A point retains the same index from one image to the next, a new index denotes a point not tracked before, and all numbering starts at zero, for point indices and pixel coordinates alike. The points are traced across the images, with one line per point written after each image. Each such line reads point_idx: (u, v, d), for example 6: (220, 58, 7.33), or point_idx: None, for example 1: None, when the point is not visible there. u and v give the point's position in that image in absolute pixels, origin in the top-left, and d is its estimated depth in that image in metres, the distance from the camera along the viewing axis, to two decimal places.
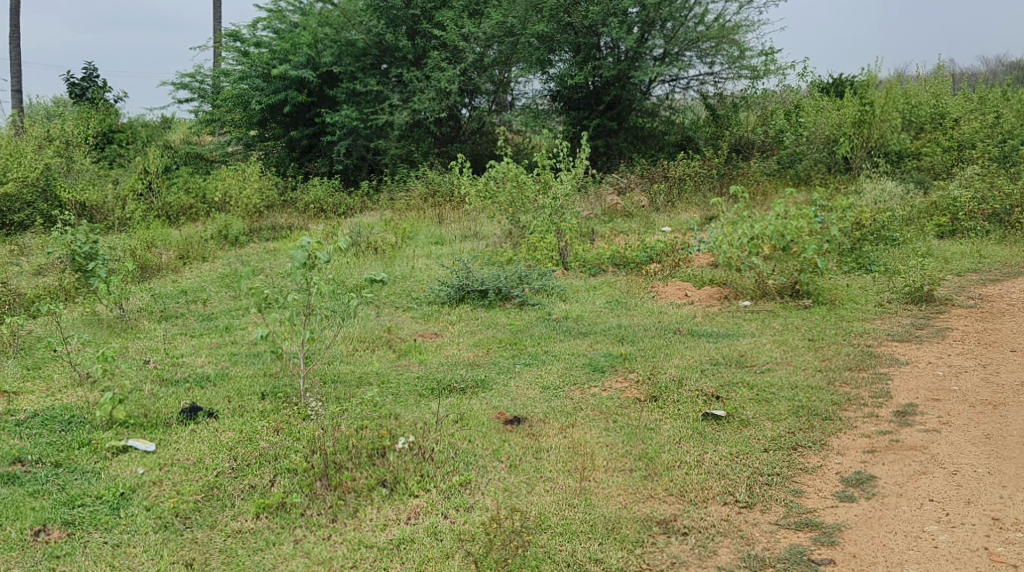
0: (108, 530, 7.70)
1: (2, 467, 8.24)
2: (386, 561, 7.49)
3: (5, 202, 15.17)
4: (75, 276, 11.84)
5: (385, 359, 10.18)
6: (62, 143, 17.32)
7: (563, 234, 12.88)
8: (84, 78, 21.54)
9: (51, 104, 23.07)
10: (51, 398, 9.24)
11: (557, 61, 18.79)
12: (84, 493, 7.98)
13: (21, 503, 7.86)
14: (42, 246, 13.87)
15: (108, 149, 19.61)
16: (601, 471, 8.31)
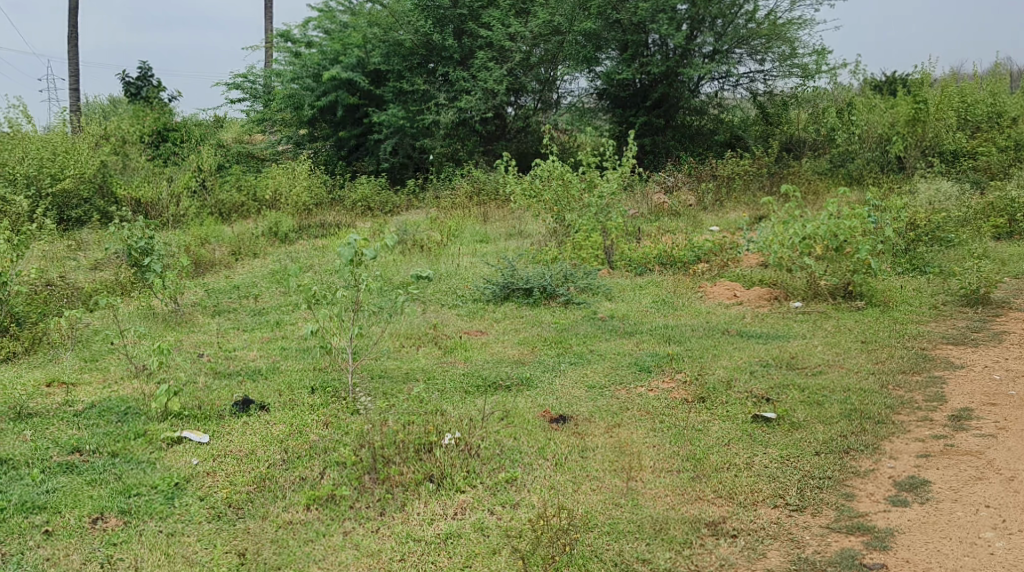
0: (162, 519, 7.75)
1: (60, 456, 8.32)
2: (434, 555, 7.48)
3: (63, 198, 15.42)
4: (131, 271, 11.99)
5: (431, 356, 10.20)
6: (118, 140, 17.53)
7: (609, 234, 12.84)
8: (139, 77, 21.81)
9: (106, 103, 23.32)
10: (108, 389, 9.33)
11: (604, 59, 18.61)
12: (140, 482, 8.05)
13: (80, 491, 7.94)
14: (99, 242, 14.04)
15: (161, 146, 19.81)
16: (647, 471, 8.26)
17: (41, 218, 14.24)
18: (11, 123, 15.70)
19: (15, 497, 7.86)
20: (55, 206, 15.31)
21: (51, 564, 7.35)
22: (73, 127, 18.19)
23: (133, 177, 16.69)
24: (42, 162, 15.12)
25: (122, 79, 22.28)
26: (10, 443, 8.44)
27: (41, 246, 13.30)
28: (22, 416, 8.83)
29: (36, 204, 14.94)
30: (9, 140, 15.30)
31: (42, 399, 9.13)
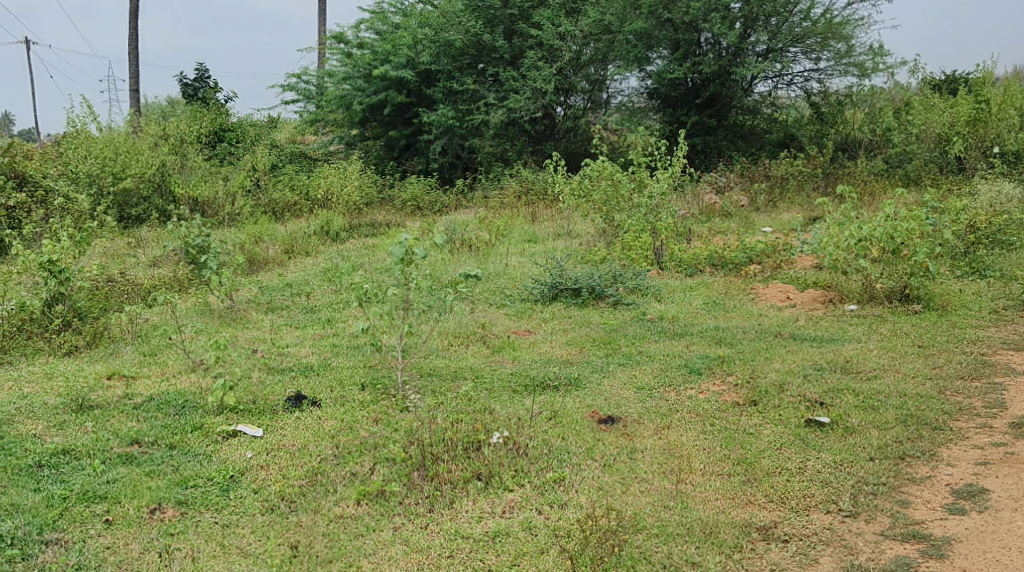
0: (218, 510, 7.82)
1: (120, 447, 8.38)
2: (482, 553, 7.51)
3: (123, 198, 15.62)
4: (189, 268, 12.10)
5: (479, 355, 10.16)
6: (177, 140, 17.73)
7: (659, 234, 12.67)
8: (197, 79, 22.04)
9: (165, 105, 23.56)
10: (166, 382, 9.39)
11: (655, 58, 18.30)
12: (196, 474, 8.11)
13: (138, 482, 8.00)
14: (157, 240, 14.17)
15: (218, 146, 19.99)
16: (697, 475, 8.17)
17: (101, 215, 14.40)
18: (73, 122, 15.88)
19: (76, 487, 7.94)
20: (115, 204, 15.48)
21: (111, 553, 7.44)
22: (133, 127, 18.40)
23: (191, 176, 16.91)
24: (103, 162, 15.30)
25: (180, 81, 22.49)
26: (71, 434, 8.52)
27: (102, 243, 13.45)
28: (84, 408, 8.91)
29: (98, 202, 15.12)
30: (72, 139, 15.48)
31: (103, 391, 9.20)
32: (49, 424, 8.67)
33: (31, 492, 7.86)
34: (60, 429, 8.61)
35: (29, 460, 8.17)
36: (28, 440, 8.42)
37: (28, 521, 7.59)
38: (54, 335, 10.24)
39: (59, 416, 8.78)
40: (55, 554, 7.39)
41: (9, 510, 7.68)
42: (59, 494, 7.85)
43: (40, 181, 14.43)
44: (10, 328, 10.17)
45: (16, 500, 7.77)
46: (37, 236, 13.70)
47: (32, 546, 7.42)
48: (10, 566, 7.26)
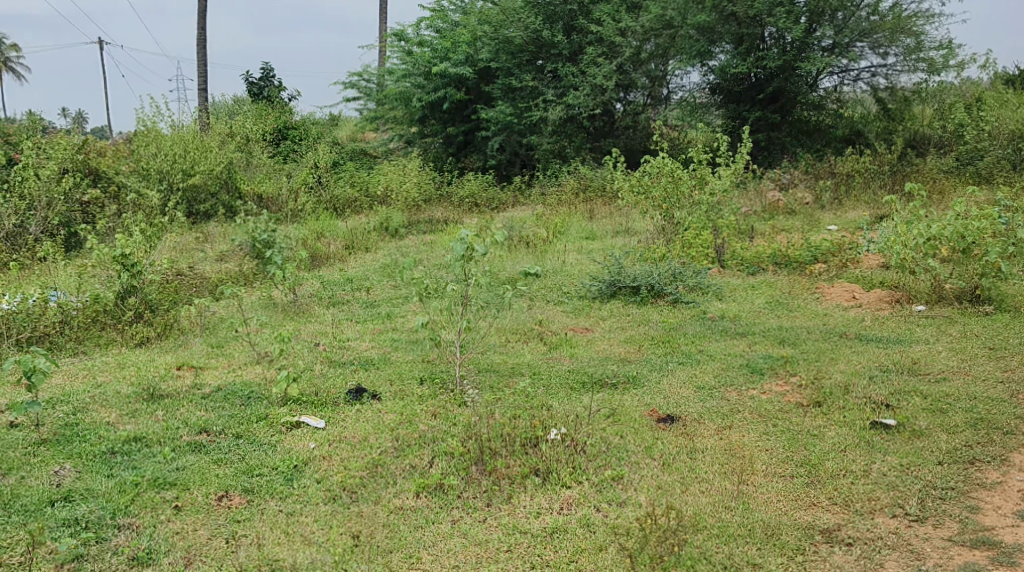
0: (283, 499, 7.87)
1: (189, 436, 8.47)
2: (540, 548, 7.49)
3: (192, 193, 15.77)
4: (253, 262, 12.20)
5: (537, 351, 10.12)
6: (243, 139, 18.10)
7: (720, 232, 12.63)
8: (262, 77, 22.33)
9: (231, 104, 23.86)
10: (233, 374, 9.47)
11: (718, 53, 18.02)
12: (262, 463, 8.18)
13: (207, 470, 8.09)
14: (224, 235, 14.32)
15: (282, 144, 20.17)
16: (759, 475, 8.07)
17: (170, 210, 14.58)
18: (144, 121, 16.07)
19: (147, 473, 8.02)
20: (185, 200, 15.68)
21: (180, 538, 7.51)
22: (199, 123, 18.65)
23: (256, 174, 17.17)
24: (174, 158, 15.44)
25: (245, 79, 22.79)
26: (143, 422, 8.60)
27: (172, 238, 13.63)
28: (155, 397, 9.00)
29: (168, 198, 15.32)
30: (143, 137, 15.64)
31: (173, 381, 9.30)
32: (122, 412, 8.76)
33: (104, 477, 7.95)
34: (133, 417, 8.70)
35: (102, 447, 8.26)
36: (102, 427, 8.51)
37: (101, 505, 7.69)
38: (126, 326, 10.37)
39: (132, 404, 8.87)
40: (127, 538, 7.48)
41: (83, 495, 7.78)
42: (131, 479, 7.93)
43: (112, 178, 15.09)
44: (85, 319, 10.31)
45: (90, 484, 7.86)
46: (109, 231, 13.89)
47: (106, 530, 7.51)
48: (85, 549, 7.35)
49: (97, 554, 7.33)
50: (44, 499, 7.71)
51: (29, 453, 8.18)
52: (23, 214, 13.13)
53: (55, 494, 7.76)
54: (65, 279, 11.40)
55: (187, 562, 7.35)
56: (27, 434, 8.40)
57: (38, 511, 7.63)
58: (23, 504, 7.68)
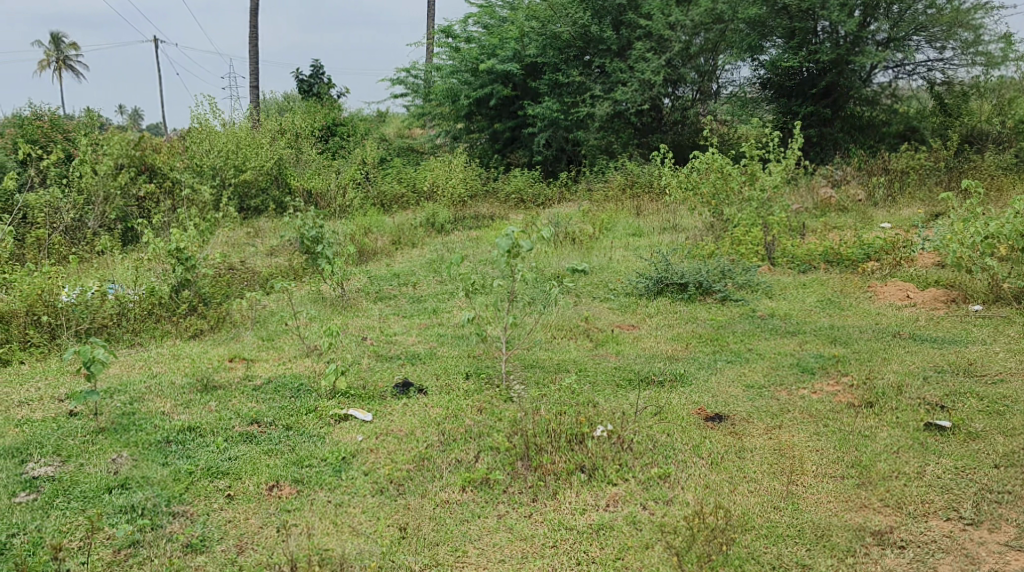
0: (331, 490, 7.89)
1: (241, 426, 8.51)
2: (586, 545, 7.47)
3: (243, 188, 15.90)
4: (303, 257, 12.23)
5: (583, 348, 10.06)
6: (292, 136, 18.27)
7: (770, 228, 12.35)
8: (312, 74, 22.52)
9: (281, 100, 24.07)
10: (283, 366, 9.49)
11: (770, 47, 17.85)
12: (311, 454, 8.20)
13: (258, 460, 8.12)
14: (274, 230, 14.40)
15: (331, 141, 20.25)
16: (810, 476, 7.97)
17: (222, 205, 14.68)
18: (197, 117, 16.19)
19: (200, 462, 8.07)
20: (236, 195, 15.79)
21: (232, 526, 7.56)
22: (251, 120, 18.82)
23: (306, 169, 17.25)
24: (227, 155, 15.57)
25: (296, 76, 23.00)
26: (197, 412, 8.65)
27: (224, 232, 13.76)
28: (208, 388, 9.04)
29: (221, 193, 15.45)
30: (196, 133, 15.75)
31: (226, 372, 9.35)
32: (177, 403, 8.81)
33: (159, 466, 8.00)
34: (187, 407, 8.75)
35: (158, 436, 8.32)
36: (158, 417, 8.57)
37: (157, 493, 7.74)
38: (180, 319, 10.44)
39: (186, 394, 8.93)
40: (182, 525, 7.53)
41: (139, 482, 7.84)
42: (185, 468, 7.98)
43: (167, 174, 15.20)
44: (141, 311, 10.40)
45: (146, 472, 7.92)
46: (163, 225, 14.02)
47: (161, 517, 7.56)
48: (141, 535, 7.42)
49: (152, 541, 7.39)
50: (101, 486, 7.78)
51: (88, 442, 8.25)
52: (81, 209, 13.26)
53: (112, 482, 7.82)
54: (122, 273, 11.46)
55: (239, 550, 7.39)
56: (85, 423, 8.48)
57: (96, 498, 7.71)
58: (82, 490, 7.76)
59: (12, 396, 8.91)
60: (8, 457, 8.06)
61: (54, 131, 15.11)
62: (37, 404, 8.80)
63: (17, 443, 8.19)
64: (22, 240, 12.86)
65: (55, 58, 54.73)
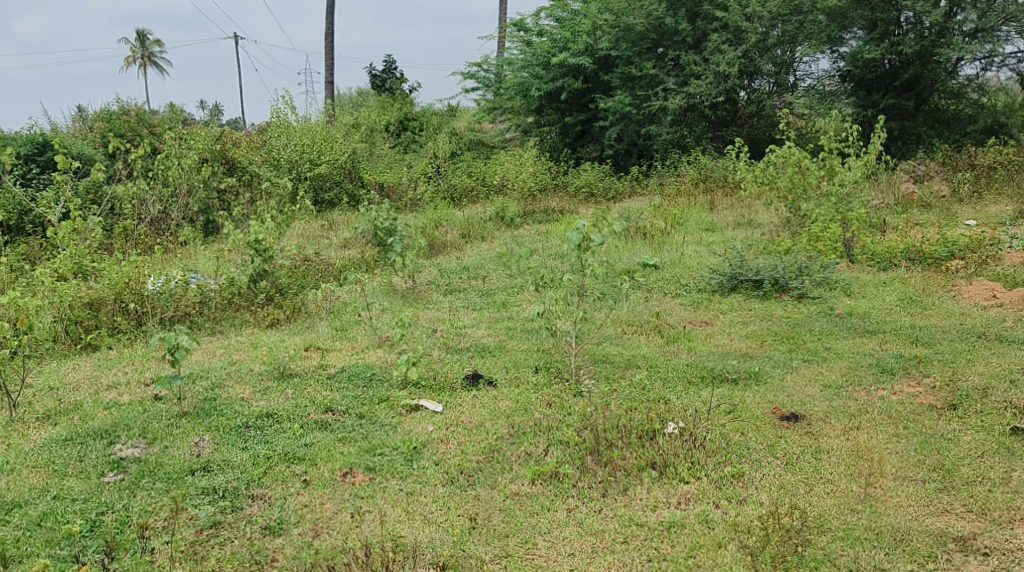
0: (403, 479, 7.87)
1: (316, 414, 8.54)
2: (656, 542, 7.38)
3: (318, 182, 15.98)
4: (375, 249, 12.27)
5: (654, 344, 9.92)
6: (366, 130, 18.48)
7: (850, 224, 12.05)
8: (385, 69, 22.64)
9: (355, 95, 24.24)
10: (356, 356, 9.51)
11: (850, 39, 17.44)
12: (383, 443, 8.19)
13: (332, 447, 8.14)
14: (347, 223, 14.44)
15: (403, 135, 20.33)
16: (889, 479, 7.77)
17: (299, 197, 14.80)
18: (275, 111, 16.36)
19: (278, 448, 8.11)
20: (311, 188, 15.90)
21: (308, 510, 7.57)
22: (326, 116, 19.04)
23: (378, 164, 17.34)
24: (303, 149, 15.78)
25: (369, 71, 23.17)
26: (275, 400, 8.70)
27: (299, 225, 13.84)
28: (284, 375, 9.09)
29: (297, 187, 15.64)
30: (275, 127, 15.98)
31: (302, 361, 9.39)
32: (255, 389, 8.87)
33: (239, 450, 8.07)
34: (265, 394, 8.80)
35: (238, 421, 8.38)
36: (238, 402, 8.63)
37: (237, 476, 7.81)
38: (258, 308, 10.51)
39: (264, 381, 8.98)
40: (261, 508, 7.58)
41: (221, 465, 7.91)
42: (264, 453, 8.03)
43: (246, 167, 15.41)
44: (222, 300, 10.51)
45: (227, 456, 7.98)
46: (243, 217, 14.19)
47: (241, 499, 7.62)
48: (222, 516, 7.48)
49: (232, 522, 7.45)
50: (185, 469, 7.86)
51: (172, 425, 8.34)
52: (166, 201, 13.44)
53: (195, 464, 7.90)
54: (204, 264, 11.74)
55: (316, 534, 7.40)
56: (170, 407, 8.56)
57: (180, 479, 7.78)
58: (166, 472, 7.84)
59: (100, 380, 9.05)
60: (97, 438, 8.17)
61: (141, 125, 15.43)
62: (125, 388, 8.91)
63: (106, 425, 8.30)
64: (109, 230, 13.10)
65: (140, 54, 55.63)
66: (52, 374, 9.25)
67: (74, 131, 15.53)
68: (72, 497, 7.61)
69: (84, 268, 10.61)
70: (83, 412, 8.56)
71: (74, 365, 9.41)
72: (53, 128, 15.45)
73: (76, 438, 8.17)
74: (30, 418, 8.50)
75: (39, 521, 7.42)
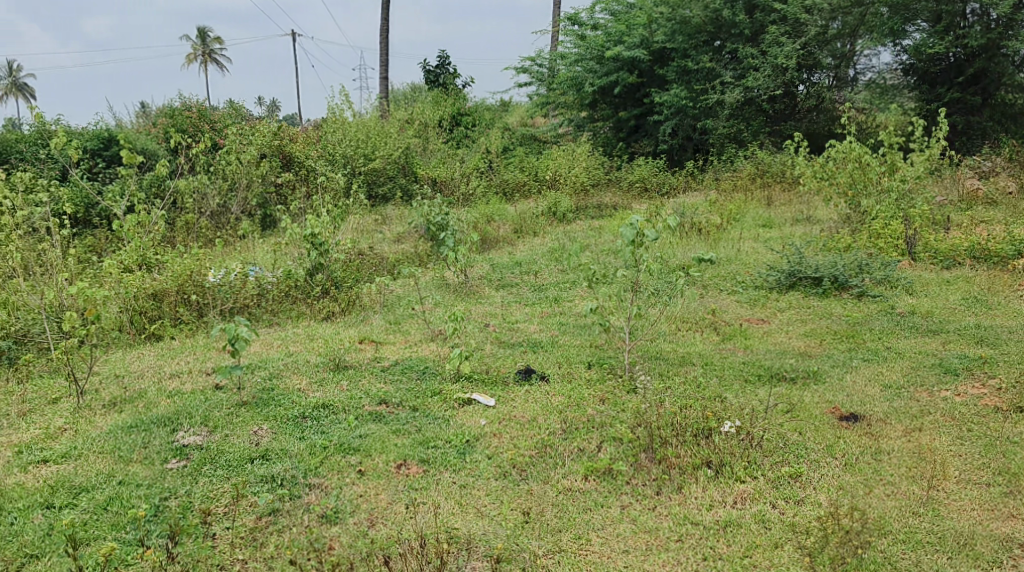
0: (456, 471, 7.83)
1: (371, 406, 8.53)
2: (713, 541, 7.29)
3: (372, 177, 16.03)
4: (428, 242, 12.26)
5: (709, 341, 9.80)
6: (420, 125, 18.51)
7: (913, 222, 11.83)
8: (440, 65, 22.67)
9: (408, 90, 24.32)
10: (410, 349, 9.49)
11: (913, 31, 17.10)
12: (436, 436, 8.16)
13: (387, 438, 8.12)
14: (400, 218, 14.44)
15: (456, 130, 20.39)
16: (952, 481, 7.62)
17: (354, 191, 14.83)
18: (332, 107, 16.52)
19: (333, 438, 8.11)
20: (365, 183, 15.94)
21: (364, 500, 7.57)
22: (381, 111, 19.12)
23: (431, 158, 17.35)
24: (357, 144, 15.86)
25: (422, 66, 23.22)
26: (330, 391, 8.70)
27: (354, 219, 13.85)
28: (339, 367, 9.10)
29: (351, 181, 15.68)
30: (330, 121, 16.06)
31: (356, 353, 9.40)
32: (312, 380, 8.89)
33: (297, 440, 8.09)
34: (321, 385, 8.81)
35: (295, 411, 8.40)
36: (294, 393, 8.65)
37: (295, 465, 7.82)
38: (314, 301, 10.53)
39: (320, 372, 9.00)
40: (318, 497, 7.58)
41: (279, 454, 7.93)
42: (320, 443, 8.04)
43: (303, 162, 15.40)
44: (278, 293, 10.54)
45: (285, 445, 8.01)
46: (300, 211, 14.26)
47: (299, 487, 7.63)
48: (281, 504, 7.51)
49: (291, 510, 7.46)
50: (245, 456, 7.89)
51: (232, 414, 8.37)
52: (225, 195, 13.53)
53: (254, 452, 7.93)
54: (262, 257, 11.81)
55: (371, 523, 7.40)
56: (230, 397, 8.61)
57: (240, 467, 7.82)
58: (227, 459, 7.87)
59: (163, 369, 9.12)
60: (160, 426, 8.22)
61: (203, 121, 15.44)
62: (187, 377, 8.98)
63: (169, 413, 8.35)
64: (171, 223, 13.24)
65: (201, 52, 56.27)
66: (118, 363, 9.35)
67: (137, 127, 15.77)
68: (137, 482, 7.67)
69: (147, 260, 10.72)
70: (146, 400, 8.63)
71: (138, 355, 9.49)
72: (117, 124, 15.67)
73: (140, 425, 8.23)
74: (97, 405, 8.59)
75: (105, 505, 7.49)
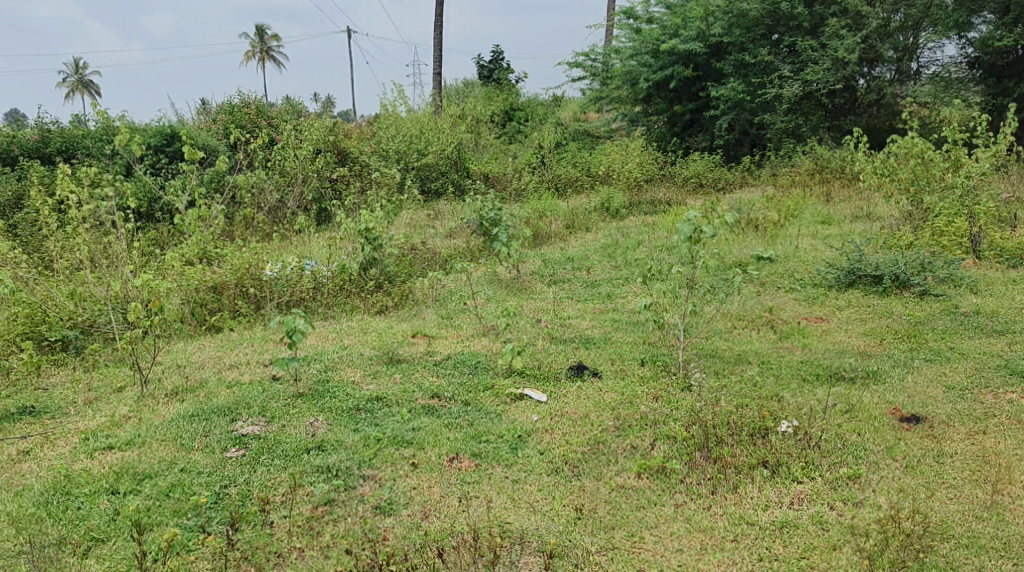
0: (508, 466, 7.77)
1: (424, 399, 8.49)
2: (769, 541, 7.16)
3: (425, 172, 16.01)
4: (481, 237, 12.20)
5: (766, 340, 9.64)
6: (472, 119, 18.44)
7: (977, 219, 11.61)
8: (493, 60, 22.62)
9: (461, 86, 24.29)
10: (462, 344, 9.44)
11: (979, 23, 16.78)
12: (488, 430, 8.11)
13: (439, 432, 8.08)
14: (452, 213, 14.39)
15: (509, 126, 20.35)
16: (1018, 486, 7.44)
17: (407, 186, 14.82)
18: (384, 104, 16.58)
19: (387, 430, 8.08)
20: (418, 177, 15.93)
21: (417, 493, 7.53)
22: (434, 106, 19.09)
23: (483, 154, 17.31)
24: (411, 139, 15.98)
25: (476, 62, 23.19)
26: (384, 384, 8.68)
27: (408, 214, 13.84)
28: (392, 361, 9.08)
29: (404, 176, 15.70)
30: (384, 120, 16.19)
31: (408, 347, 9.36)
32: (366, 373, 8.88)
33: (351, 431, 8.07)
34: (375, 378, 8.80)
35: (349, 403, 8.39)
36: (349, 385, 8.64)
37: (349, 456, 7.80)
38: (368, 295, 10.53)
39: (374, 366, 8.98)
40: (372, 488, 7.57)
41: (334, 445, 7.92)
42: (374, 435, 8.02)
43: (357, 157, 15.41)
44: (333, 286, 10.54)
45: (339, 437, 7.99)
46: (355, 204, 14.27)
47: (353, 479, 7.62)
48: (336, 495, 7.50)
49: (346, 500, 7.46)
50: (301, 447, 7.89)
51: (289, 405, 8.39)
52: (282, 189, 13.58)
53: (310, 443, 7.92)
54: (318, 251, 11.83)
55: (425, 516, 7.37)
56: (286, 388, 8.61)
57: (297, 457, 7.82)
58: (284, 449, 7.88)
59: (222, 360, 9.16)
60: (220, 415, 8.25)
61: (260, 117, 15.52)
62: (245, 368, 9.01)
63: (228, 403, 8.38)
64: (231, 217, 13.39)
65: (258, 49, 56.78)
66: (179, 353, 9.41)
67: (198, 123, 15.94)
68: (198, 470, 7.69)
69: (207, 254, 10.79)
70: (207, 390, 8.66)
71: (200, 345, 9.56)
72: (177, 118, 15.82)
73: (201, 414, 8.26)
74: (159, 394, 8.64)
75: (167, 492, 7.52)
